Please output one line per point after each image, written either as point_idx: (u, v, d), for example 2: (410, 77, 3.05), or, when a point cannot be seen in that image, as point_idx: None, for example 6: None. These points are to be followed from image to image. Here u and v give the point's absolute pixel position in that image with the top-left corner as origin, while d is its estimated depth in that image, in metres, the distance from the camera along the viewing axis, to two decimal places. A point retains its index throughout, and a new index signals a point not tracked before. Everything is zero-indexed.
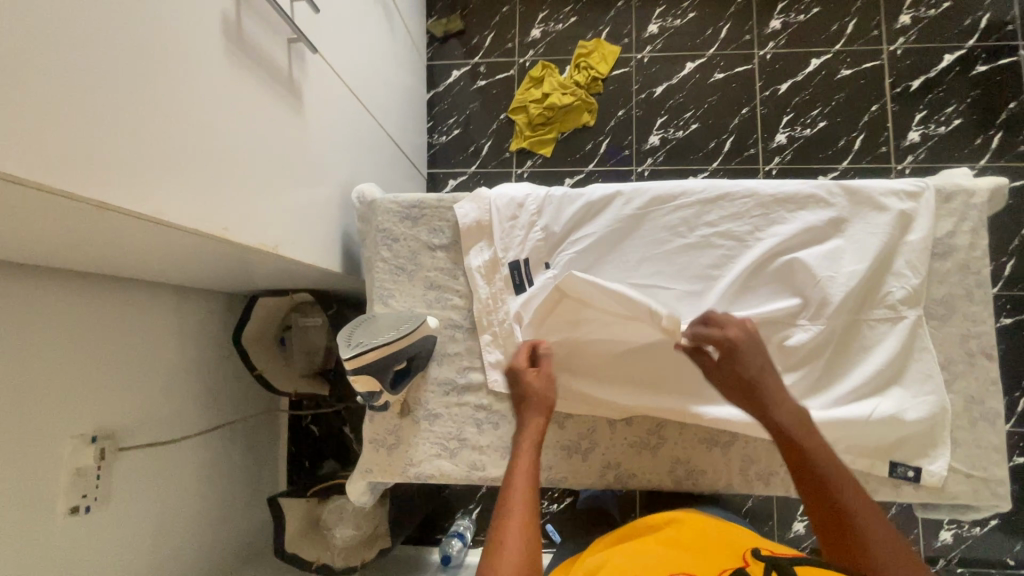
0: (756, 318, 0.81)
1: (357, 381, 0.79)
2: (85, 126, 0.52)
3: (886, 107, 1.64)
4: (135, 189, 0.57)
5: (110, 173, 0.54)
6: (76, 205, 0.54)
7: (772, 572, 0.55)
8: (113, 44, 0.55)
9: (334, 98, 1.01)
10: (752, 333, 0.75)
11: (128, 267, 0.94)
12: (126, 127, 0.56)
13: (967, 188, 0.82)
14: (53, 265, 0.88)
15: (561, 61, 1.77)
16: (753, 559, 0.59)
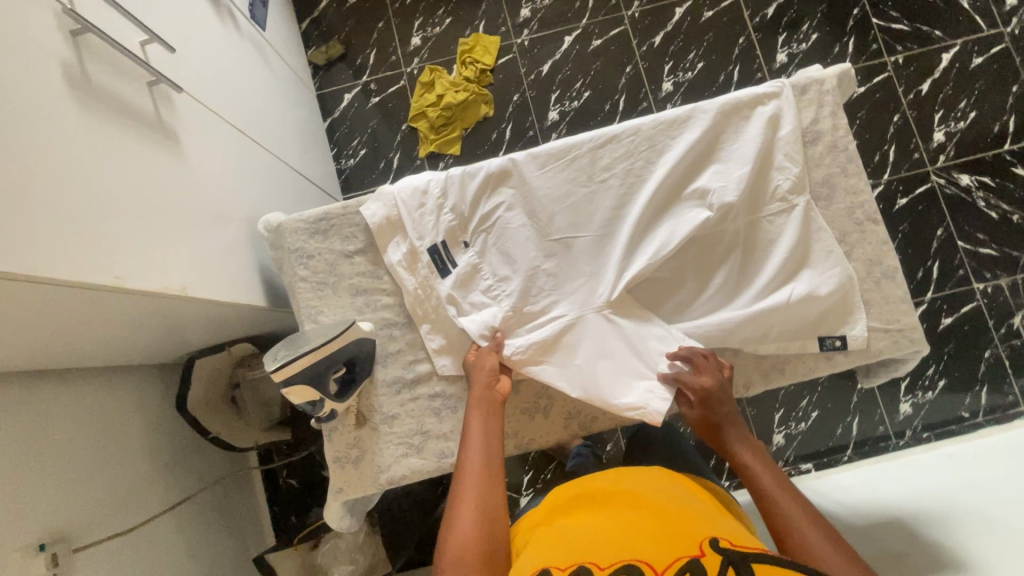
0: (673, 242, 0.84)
1: (292, 394, 0.77)
2: None
3: (752, 36, 1.76)
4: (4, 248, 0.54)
5: None
6: None
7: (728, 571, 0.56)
8: None
9: (217, 135, 0.99)
10: (721, 377, 0.81)
11: (36, 359, 0.88)
12: None
13: (818, 77, 0.89)
14: None
15: (447, 62, 1.80)
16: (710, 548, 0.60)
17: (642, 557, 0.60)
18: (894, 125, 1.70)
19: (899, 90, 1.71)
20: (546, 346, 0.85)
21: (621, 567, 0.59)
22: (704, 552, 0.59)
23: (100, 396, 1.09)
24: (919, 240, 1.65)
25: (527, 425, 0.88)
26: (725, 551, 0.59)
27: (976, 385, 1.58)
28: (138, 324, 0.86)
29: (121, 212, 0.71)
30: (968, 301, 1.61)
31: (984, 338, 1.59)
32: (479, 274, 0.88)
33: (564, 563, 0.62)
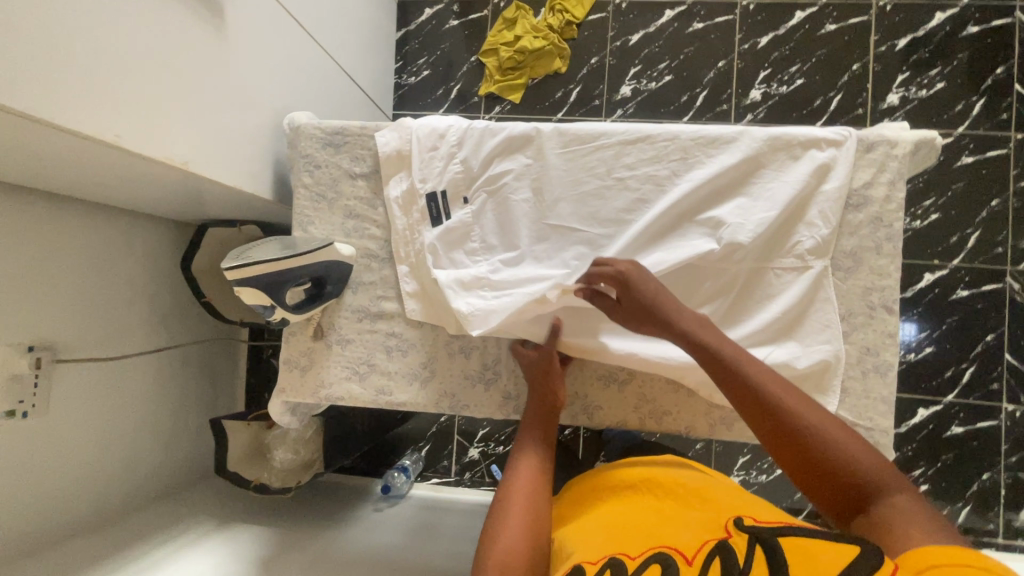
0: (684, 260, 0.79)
1: (244, 294, 0.79)
2: None
3: (868, 66, 1.57)
4: (17, 84, 0.57)
5: None
6: None
7: (756, 543, 0.52)
8: None
9: (268, 20, 0.99)
10: (639, 265, 0.76)
11: (57, 184, 0.93)
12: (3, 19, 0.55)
13: (890, 138, 0.80)
14: None
15: (536, 3, 1.70)
16: (736, 529, 0.56)
17: (672, 544, 0.57)
18: (989, 210, 1.52)
19: (1011, 173, 1.52)
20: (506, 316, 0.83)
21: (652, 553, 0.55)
22: (730, 533, 0.56)
23: (117, 232, 1.16)
24: (963, 339, 1.51)
25: (465, 391, 0.87)
26: (754, 529, 0.54)
27: (959, 501, 1.49)
28: (147, 182, 0.89)
29: (141, 74, 0.72)
30: (987, 417, 1.49)
31: (989, 459, 1.49)
32: (468, 235, 0.87)
33: (596, 558, 0.59)
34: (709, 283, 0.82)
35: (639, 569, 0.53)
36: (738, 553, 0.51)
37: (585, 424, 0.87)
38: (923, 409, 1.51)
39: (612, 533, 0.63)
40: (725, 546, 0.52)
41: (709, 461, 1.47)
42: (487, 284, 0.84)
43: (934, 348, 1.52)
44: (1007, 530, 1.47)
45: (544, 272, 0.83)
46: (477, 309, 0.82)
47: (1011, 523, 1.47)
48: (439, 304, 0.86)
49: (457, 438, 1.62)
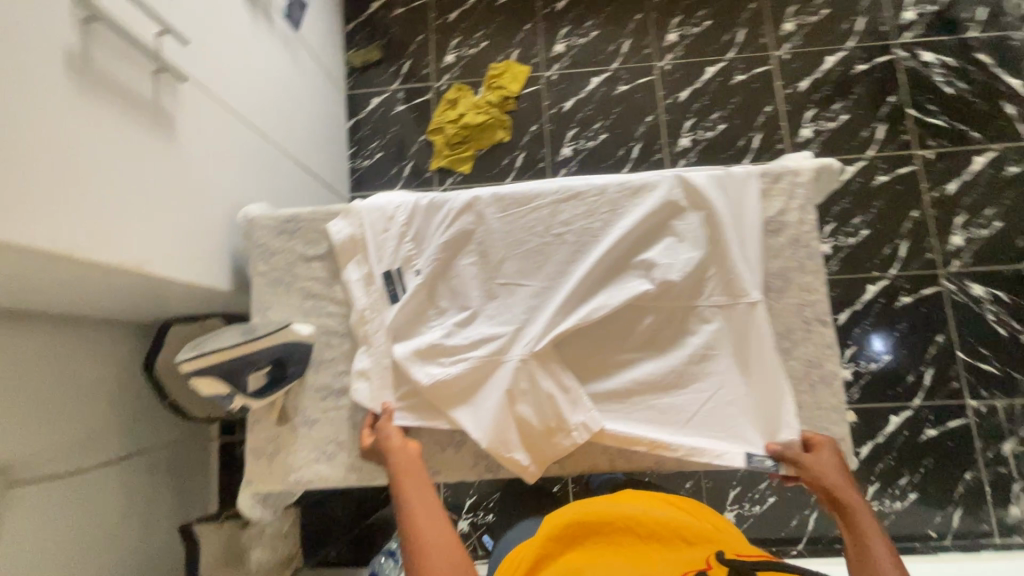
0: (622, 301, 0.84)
1: (200, 383, 0.82)
2: None
3: (779, 107, 1.74)
4: None
5: None
6: None
7: None
8: None
9: (217, 124, 1.06)
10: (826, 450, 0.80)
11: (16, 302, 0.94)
12: None
13: (793, 168, 0.89)
14: None
15: (475, 83, 1.86)
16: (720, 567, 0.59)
17: None
18: (911, 221, 1.64)
19: (924, 186, 1.66)
20: (463, 382, 0.85)
21: None
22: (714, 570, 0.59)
23: (78, 342, 1.15)
24: (917, 343, 1.58)
25: (437, 455, 0.89)
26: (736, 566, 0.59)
27: (950, 505, 1.49)
28: (106, 288, 0.90)
29: (94, 185, 0.76)
30: (957, 416, 1.53)
31: (968, 458, 1.51)
32: (423, 301, 0.90)
33: None
34: (650, 321, 0.87)
35: None
36: None
37: (560, 473, 0.88)
38: (895, 416, 1.55)
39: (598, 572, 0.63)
40: None
41: (701, 498, 1.45)
42: (442, 352, 0.86)
43: (892, 356, 1.58)
44: (1001, 529, 1.47)
45: (495, 331, 0.86)
46: (437, 380, 0.84)
47: (1003, 520, 1.48)
48: (398, 378, 0.88)
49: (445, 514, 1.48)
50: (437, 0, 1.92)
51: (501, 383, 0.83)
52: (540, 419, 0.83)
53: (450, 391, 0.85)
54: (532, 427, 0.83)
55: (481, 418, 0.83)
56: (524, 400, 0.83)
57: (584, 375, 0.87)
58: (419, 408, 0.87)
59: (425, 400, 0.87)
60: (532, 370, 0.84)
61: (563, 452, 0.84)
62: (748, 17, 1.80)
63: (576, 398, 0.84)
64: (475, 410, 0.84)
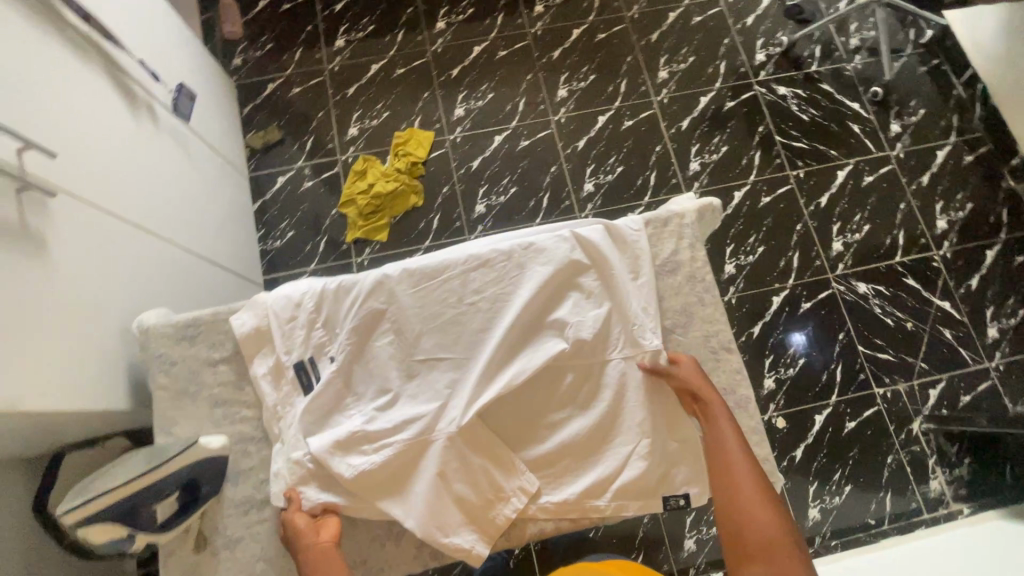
0: (540, 364, 0.86)
1: (90, 533, 0.74)
2: None
3: (668, 146, 1.90)
4: None
5: None
6: None
7: None
8: None
9: (99, 234, 0.99)
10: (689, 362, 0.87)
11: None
12: None
13: (678, 211, 0.97)
14: None
15: (382, 152, 1.88)
16: None
17: None
18: (797, 234, 1.82)
19: (801, 202, 1.85)
20: (390, 469, 0.82)
21: None
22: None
23: None
24: (823, 343, 1.72)
25: (377, 552, 0.84)
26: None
27: (881, 491, 1.60)
28: None
29: None
30: (870, 405, 1.67)
31: (887, 442, 1.64)
32: (340, 389, 0.88)
33: None
34: (571, 375, 0.89)
35: None
36: None
37: (506, 545, 0.86)
38: (818, 415, 1.66)
39: None
40: None
41: (660, 532, 1.46)
42: (365, 440, 0.83)
43: (805, 360, 1.70)
44: (927, 504, 1.59)
45: (420, 410, 0.85)
46: (363, 472, 0.81)
47: (927, 496, 1.60)
48: (317, 474, 0.83)
49: None
50: (334, 78, 1.96)
51: (433, 464, 0.82)
52: (477, 494, 0.83)
53: (379, 483, 0.82)
54: (467, 505, 0.83)
55: (415, 506, 0.81)
56: (457, 478, 0.83)
57: (514, 441, 0.87)
58: (347, 504, 0.83)
59: (351, 494, 0.83)
60: (460, 447, 0.83)
61: (503, 525, 0.83)
62: (627, 70, 1.98)
63: (509, 467, 0.85)
64: (408, 497, 0.82)
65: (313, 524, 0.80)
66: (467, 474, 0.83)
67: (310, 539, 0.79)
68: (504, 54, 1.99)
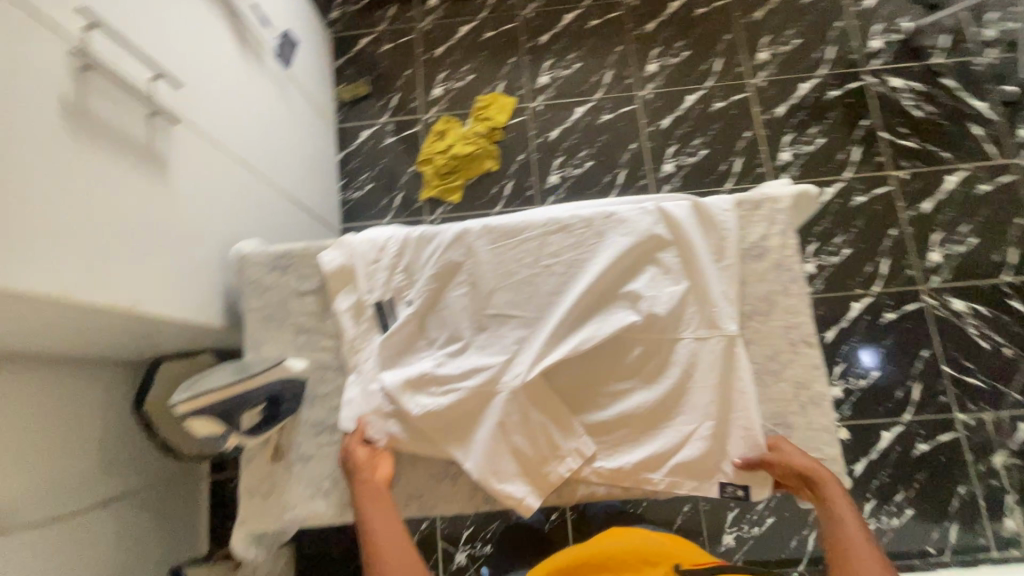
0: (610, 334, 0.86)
1: (196, 423, 0.83)
2: None
3: (758, 132, 1.80)
4: None
5: None
6: None
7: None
8: None
9: (208, 165, 1.07)
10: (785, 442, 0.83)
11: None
12: None
13: (772, 194, 0.93)
14: None
15: (463, 115, 1.90)
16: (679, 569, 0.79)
17: None
18: (890, 239, 1.69)
19: (900, 205, 1.71)
20: (454, 413, 0.86)
21: None
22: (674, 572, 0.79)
23: (64, 382, 1.11)
24: (903, 358, 1.61)
25: (433, 489, 0.89)
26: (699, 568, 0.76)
27: (946, 520, 1.50)
28: (96, 330, 0.89)
29: (88, 228, 0.77)
30: (947, 430, 1.55)
31: (961, 472, 1.52)
32: (414, 330, 0.91)
33: None
34: (639, 349, 0.88)
35: None
36: None
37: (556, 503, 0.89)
38: (886, 432, 1.56)
39: None
40: None
41: (700, 522, 1.44)
42: (434, 382, 0.87)
43: (880, 373, 1.60)
44: (997, 542, 1.48)
45: (488, 362, 0.87)
46: (429, 411, 0.85)
47: (999, 534, 1.48)
48: (387, 408, 0.88)
49: (441, 545, 1.46)
50: (424, 37, 1.98)
51: (496, 414, 0.84)
52: (533, 449, 0.85)
53: (442, 425, 0.86)
54: (523, 460, 0.85)
55: (474, 452, 0.85)
56: (517, 432, 0.85)
57: (575, 406, 0.89)
58: (409, 438, 0.87)
59: (415, 429, 0.87)
60: (523, 402, 0.85)
61: (556, 483, 0.86)
62: (724, 48, 1.88)
63: (567, 428, 0.86)
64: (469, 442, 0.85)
65: (370, 458, 0.85)
66: (527, 430, 0.85)
67: (366, 474, 0.84)
68: (596, 23, 1.94)
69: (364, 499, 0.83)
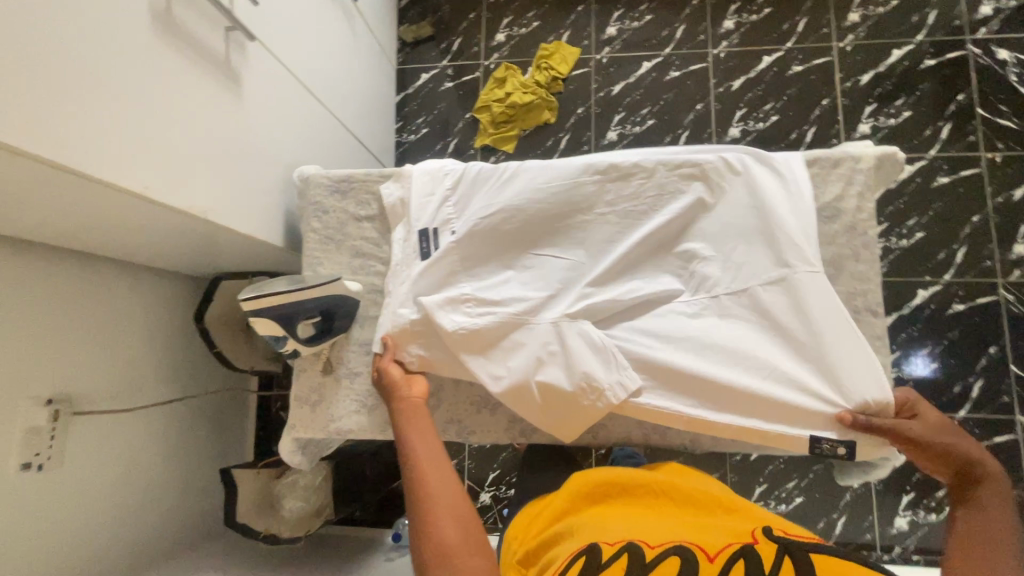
0: (648, 294, 0.87)
1: (257, 326, 0.86)
2: (26, 97, 0.60)
3: (837, 100, 1.68)
4: (67, 146, 0.65)
5: (47, 136, 0.62)
6: (27, 164, 0.63)
7: (786, 554, 0.57)
8: (53, 29, 0.64)
9: (278, 87, 1.09)
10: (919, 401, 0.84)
11: (66, 237, 0.94)
12: (62, 98, 0.64)
13: (853, 154, 0.88)
14: (33, 238, 0.94)
15: (525, 63, 1.86)
16: (764, 537, 0.61)
17: (698, 540, 0.61)
18: (971, 226, 1.57)
19: (987, 190, 1.58)
20: (485, 337, 0.85)
21: (674, 547, 0.59)
22: (757, 539, 0.60)
23: (136, 286, 1.19)
24: (966, 352, 1.52)
25: (472, 417, 0.92)
26: (780, 539, 0.60)
27: None
28: (170, 234, 0.95)
29: (168, 132, 0.80)
30: (1004, 431, 1.47)
31: (1014, 475, 1.45)
32: (455, 263, 0.90)
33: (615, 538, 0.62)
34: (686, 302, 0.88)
35: (657, 558, 0.57)
36: (763, 559, 0.56)
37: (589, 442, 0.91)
38: None
39: (631, 521, 0.67)
40: (749, 550, 0.57)
41: None
42: (472, 301, 0.87)
43: (938, 365, 1.52)
44: None
45: (530, 293, 0.88)
46: (463, 328, 0.85)
47: None
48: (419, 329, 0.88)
49: (468, 482, 1.51)
50: None
51: (528, 339, 0.85)
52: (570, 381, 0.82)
53: (474, 349, 0.86)
54: (554, 391, 0.83)
55: (504, 374, 0.84)
56: (549, 363, 0.84)
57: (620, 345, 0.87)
58: (438, 358, 0.88)
59: (446, 353, 0.88)
60: (558, 336, 0.85)
61: (595, 415, 0.83)
62: (811, 7, 1.74)
63: (608, 361, 0.83)
64: (498, 364, 0.85)
65: (406, 378, 0.87)
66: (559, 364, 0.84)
67: (404, 392, 0.86)
68: None
69: (405, 415, 0.84)
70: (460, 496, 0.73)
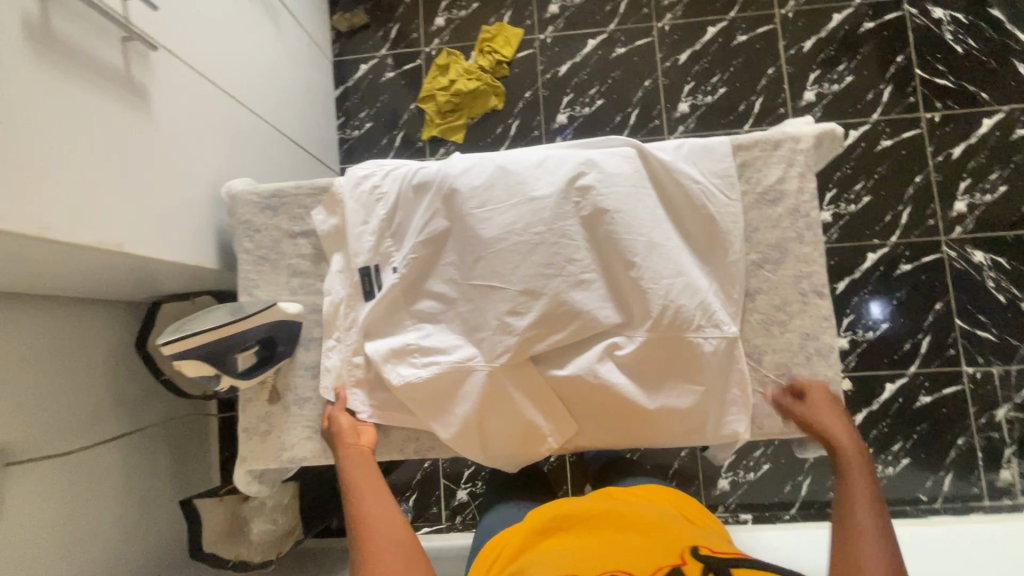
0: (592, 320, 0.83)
1: (185, 366, 0.81)
2: None
3: (782, 69, 1.68)
4: None
5: None
6: None
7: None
8: None
9: (191, 97, 1.01)
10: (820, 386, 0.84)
11: None
12: None
13: (793, 134, 0.87)
14: None
15: (467, 47, 1.78)
16: (690, 556, 0.63)
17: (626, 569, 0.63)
18: (914, 187, 1.60)
19: (927, 150, 1.61)
20: (430, 388, 0.85)
21: None
22: (684, 560, 0.63)
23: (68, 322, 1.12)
24: (915, 311, 1.57)
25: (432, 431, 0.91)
26: (706, 556, 0.63)
27: (942, 470, 1.51)
28: (90, 267, 0.88)
29: (68, 163, 0.74)
30: (952, 383, 1.54)
31: (961, 423, 1.52)
32: (401, 298, 0.89)
33: None
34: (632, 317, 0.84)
35: None
36: None
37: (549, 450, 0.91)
38: (890, 383, 1.55)
39: (570, 551, 0.67)
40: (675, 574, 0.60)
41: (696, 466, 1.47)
42: (418, 351, 0.86)
43: (889, 325, 1.57)
44: (990, 491, 1.50)
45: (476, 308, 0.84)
46: (409, 382, 0.84)
47: (993, 484, 1.50)
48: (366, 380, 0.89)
49: (443, 482, 1.50)
50: None
51: (474, 389, 0.83)
52: (512, 425, 0.85)
53: (417, 399, 0.85)
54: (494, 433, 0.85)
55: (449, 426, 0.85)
56: (493, 411, 0.84)
57: (564, 397, 0.86)
58: (386, 407, 0.88)
59: (391, 398, 0.88)
60: (501, 381, 0.83)
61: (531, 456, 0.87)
62: None
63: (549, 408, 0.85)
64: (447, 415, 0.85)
65: (353, 428, 0.86)
66: (502, 408, 0.84)
67: (349, 440, 0.85)
68: None
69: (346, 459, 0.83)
70: (403, 525, 0.73)
